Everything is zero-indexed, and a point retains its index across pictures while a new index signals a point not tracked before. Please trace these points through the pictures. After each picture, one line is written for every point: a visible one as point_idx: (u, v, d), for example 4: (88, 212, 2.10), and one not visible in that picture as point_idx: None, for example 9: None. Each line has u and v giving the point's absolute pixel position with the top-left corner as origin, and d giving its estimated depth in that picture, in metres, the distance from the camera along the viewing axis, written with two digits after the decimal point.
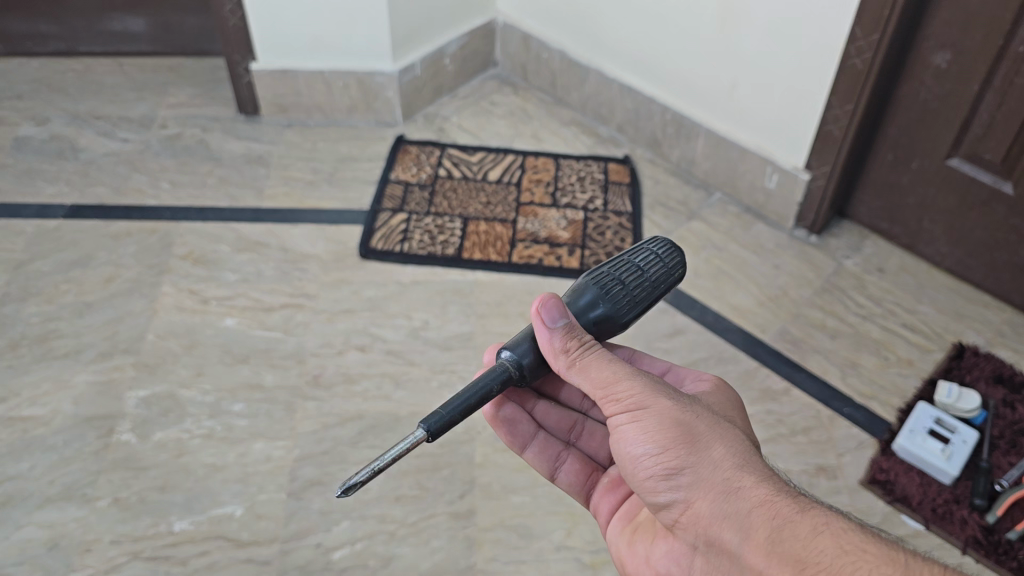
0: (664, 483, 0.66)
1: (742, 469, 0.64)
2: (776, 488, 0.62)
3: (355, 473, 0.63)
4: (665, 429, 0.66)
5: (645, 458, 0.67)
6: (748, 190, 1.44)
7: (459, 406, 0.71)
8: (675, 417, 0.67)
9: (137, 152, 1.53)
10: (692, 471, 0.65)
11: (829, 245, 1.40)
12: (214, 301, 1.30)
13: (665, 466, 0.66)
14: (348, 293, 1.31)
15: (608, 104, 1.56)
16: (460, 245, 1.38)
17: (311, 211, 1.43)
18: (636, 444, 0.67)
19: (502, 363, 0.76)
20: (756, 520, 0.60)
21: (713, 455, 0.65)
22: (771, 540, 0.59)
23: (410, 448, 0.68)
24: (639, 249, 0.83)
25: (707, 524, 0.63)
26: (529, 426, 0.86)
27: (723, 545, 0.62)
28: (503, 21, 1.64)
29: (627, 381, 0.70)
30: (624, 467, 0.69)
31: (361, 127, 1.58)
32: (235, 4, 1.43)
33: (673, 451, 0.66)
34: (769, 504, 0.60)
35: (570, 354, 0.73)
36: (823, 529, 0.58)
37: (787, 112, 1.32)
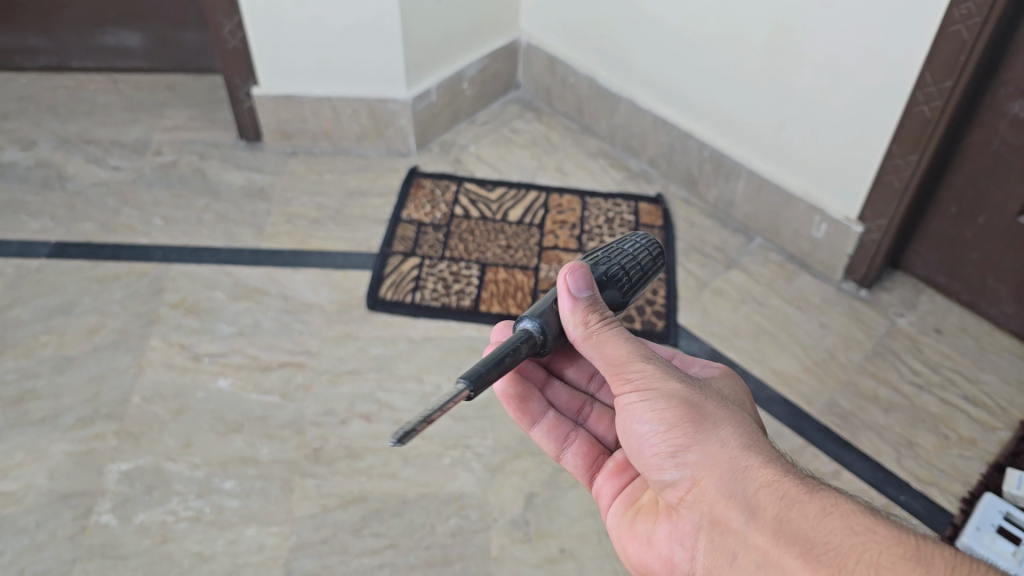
0: (671, 461, 0.66)
1: (750, 449, 0.63)
2: (783, 468, 0.61)
3: (413, 418, 0.54)
4: (675, 408, 0.66)
5: (654, 437, 0.67)
6: (792, 237, 1.31)
7: (495, 361, 0.64)
8: (684, 397, 0.66)
9: (128, 182, 1.42)
10: (699, 450, 0.64)
11: (879, 299, 1.28)
12: (206, 358, 1.19)
13: (673, 444, 0.65)
14: (353, 350, 1.20)
15: (640, 136, 1.43)
16: (477, 295, 1.26)
17: (315, 254, 1.32)
18: (644, 422, 0.67)
19: (528, 330, 0.71)
20: (763, 500, 0.59)
21: (721, 435, 0.64)
22: (779, 520, 0.58)
23: (454, 401, 0.60)
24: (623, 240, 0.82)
25: (712, 504, 0.62)
26: (540, 403, 0.83)
27: (728, 525, 0.61)
28: (527, 41, 1.51)
29: (639, 357, 0.68)
30: (631, 445, 0.69)
31: (370, 156, 1.46)
32: (235, 25, 1.31)
33: (681, 429, 0.65)
34: (775, 483, 0.60)
35: (589, 326, 0.71)
36: (832, 509, 0.56)
37: (840, 157, 1.19)
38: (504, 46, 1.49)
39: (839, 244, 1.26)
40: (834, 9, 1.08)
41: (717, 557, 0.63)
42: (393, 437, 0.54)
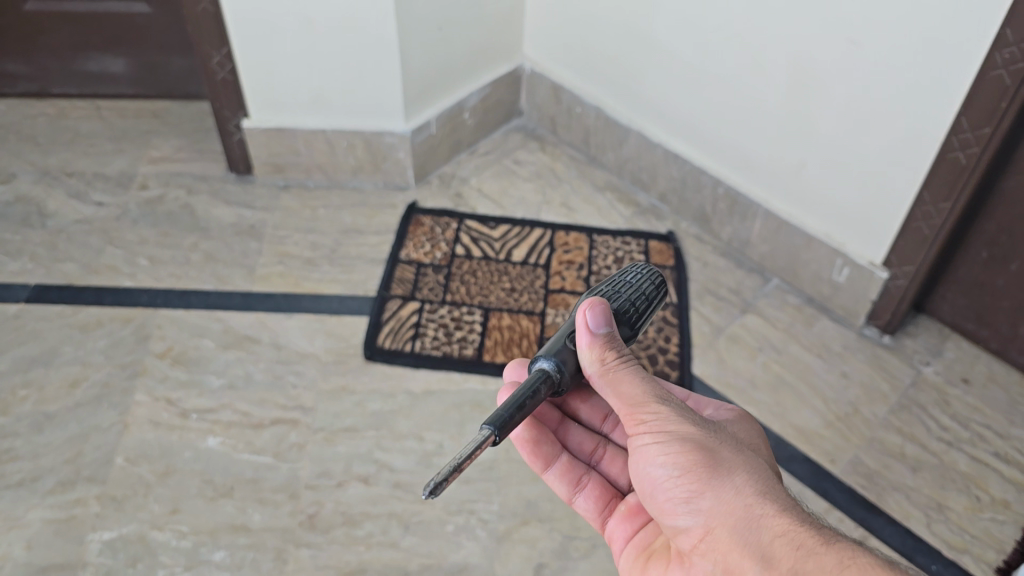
0: (685, 506, 0.66)
1: (765, 498, 0.63)
2: (799, 519, 0.61)
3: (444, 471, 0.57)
4: (689, 452, 0.66)
5: (667, 480, 0.67)
6: (811, 280, 1.25)
7: (517, 404, 0.65)
8: (699, 440, 0.66)
9: (112, 218, 1.35)
10: (714, 496, 0.64)
11: (903, 345, 1.22)
12: (194, 414, 1.12)
13: (687, 489, 0.65)
14: (350, 405, 1.13)
15: (650, 169, 1.37)
16: (480, 343, 1.20)
17: (310, 298, 1.25)
18: (658, 466, 0.67)
19: (545, 367, 0.71)
20: (779, 552, 0.60)
21: (736, 481, 0.64)
22: (796, 573, 0.58)
23: (481, 448, 0.62)
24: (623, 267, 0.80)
25: (727, 552, 0.62)
26: (553, 448, 0.81)
27: (743, 575, 0.61)
28: (531, 68, 1.44)
29: (652, 399, 0.68)
30: (644, 487, 0.69)
31: (367, 190, 1.39)
32: (224, 56, 1.24)
33: (695, 475, 0.65)
34: (791, 535, 0.60)
35: (605, 364, 0.70)
36: (850, 562, 0.56)
37: (865, 200, 1.13)
38: (506, 74, 1.43)
39: (862, 289, 1.20)
40: (865, 48, 1.01)
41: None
42: (425, 491, 0.56)
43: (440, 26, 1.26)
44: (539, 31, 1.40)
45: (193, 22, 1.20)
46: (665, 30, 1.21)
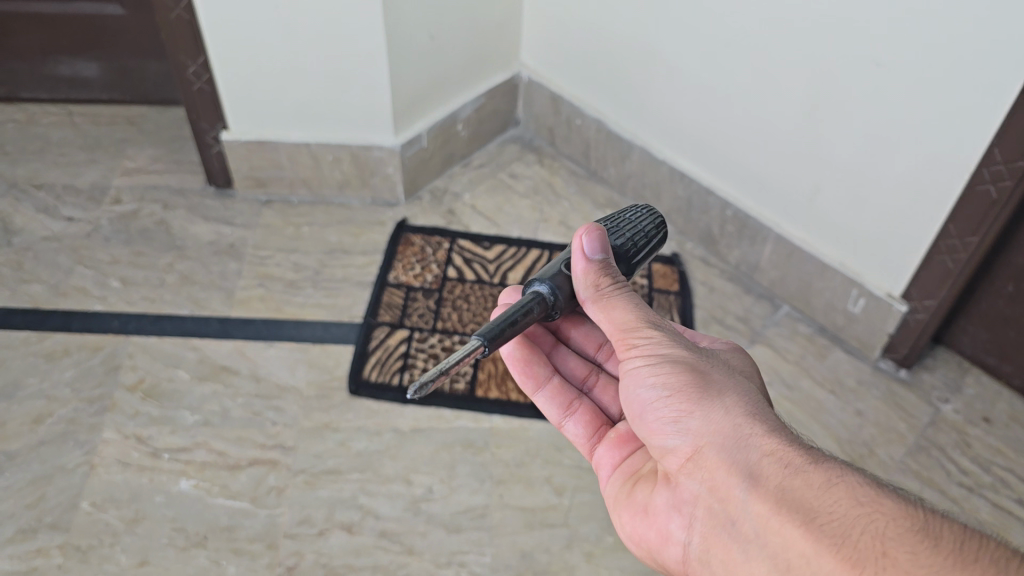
0: (673, 426, 0.66)
1: (755, 418, 0.64)
2: (787, 439, 0.62)
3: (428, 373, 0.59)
4: (680, 373, 0.67)
5: (655, 401, 0.67)
6: (824, 309, 1.18)
7: (507, 320, 0.68)
8: (690, 363, 0.68)
9: (83, 235, 1.27)
10: (703, 416, 0.65)
11: (920, 379, 1.16)
12: (166, 454, 1.05)
13: (676, 409, 0.66)
14: (333, 445, 1.06)
15: (654, 187, 1.29)
16: (473, 377, 1.13)
17: (292, 325, 1.18)
18: (647, 387, 0.68)
19: (536, 292, 0.74)
20: (768, 469, 0.60)
21: (725, 402, 0.65)
22: (784, 490, 0.59)
23: (468, 357, 0.65)
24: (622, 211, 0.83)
25: (715, 470, 0.63)
26: (545, 369, 0.83)
27: (729, 493, 0.62)
28: (528, 76, 1.37)
29: (644, 324, 0.70)
30: (632, 411, 0.70)
31: (354, 207, 1.32)
32: (201, 66, 1.16)
33: (685, 395, 0.66)
34: (779, 454, 0.61)
35: (600, 290, 0.72)
36: (837, 481, 0.58)
37: (882, 230, 1.06)
38: (502, 82, 1.35)
39: (879, 322, 1.13)
40: (890, 71, 0.93)
41: (716, 525, 0.63)
42: (410, 391, 0.59)
43: (432, 34, 1.18)
44: (538, 38, 1.32)
45: (166, 31, 1.12)
46: (673, 44, 1.13)
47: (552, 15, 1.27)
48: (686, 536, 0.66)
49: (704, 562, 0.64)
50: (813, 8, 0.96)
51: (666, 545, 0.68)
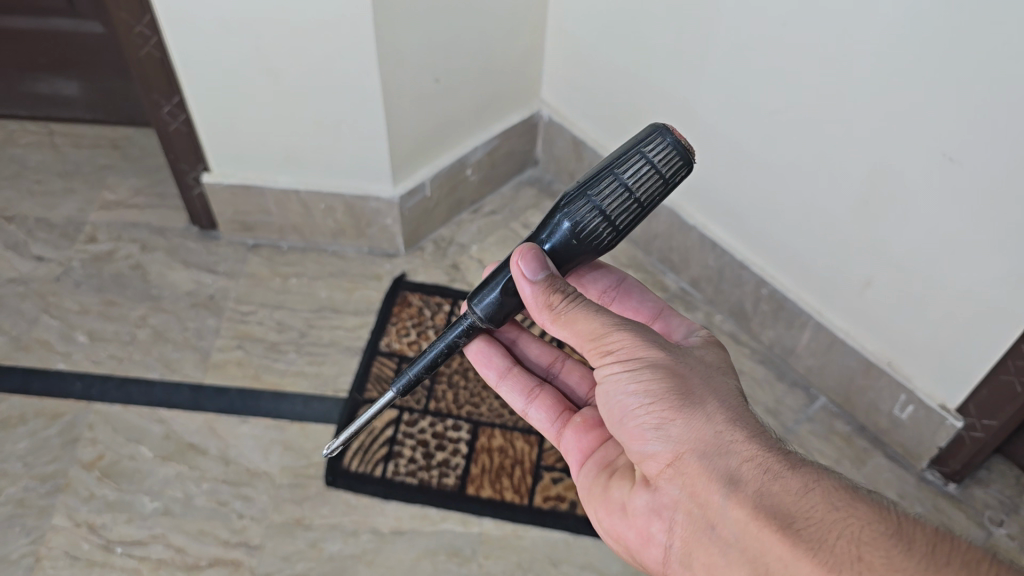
0: (653, 431, 0.61)
1: (736, 424, 0.60)
2: (767, 444, 0.59)
3: (335, 440, 0.77)
4: (661, 378, 0.62)
5: (634, 405, 0.63)
6: (866, 408, 1.04)
7: (425, 363, 0.75)
8: (670, 366, 0.63)
9: (52, 279, 1.17)
10: (683, 422, 0.60)
11: (971, 495, 1.00)
12: (119, 548, 0.94)
13: (656, 415, 0.61)
14: (303, 546, 0.94)
15: (682, 252, 1.17)
16: (464, 471, 1.00)
17: (270, 396, 1.06)
18: (626, 392, 0.63)
19: (470, 319, 0.73)
20: (748, 474, 0.57)
21: (708, 409, 0.61)
22: (762, 495, 0.55)
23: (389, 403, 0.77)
24: (633, 151, 0.65)
25: (694, 477, 0.59)
26: (505, 359, 0.81)
27: (706, 500, 0.58)
28: (549, 116, 1.25)
29: (618, 328, 0.65)
30: (609, 414, 0.65)
31: (348, 256, 1.21)
32: (175, 106, 1.04)
33: (666, 401, 0.61)
34: (759, 459, 0.57)
35: (554, 310, 0.66)
36: (814, 486, 0.55)
37: (941, 336, 0.90)
38: (520, 123, 1.24)
39: (929, 432, 0.97)
40: (965, 168, 0.77)
41: (695, 532, 0.59)
42: (324, 452, 0.78)
43: (436, 77, 1.05)
44: (562, 77, 1.20)
45: (137, 68, 1.01)
46: (713, 103, 0.98)
47: (577, 54, 1.14)
48: (667, 540, 0.62)
49: (684, 567, 0.61)
50: (882, 87, 0.80)
51: (648, 545, 0.64)
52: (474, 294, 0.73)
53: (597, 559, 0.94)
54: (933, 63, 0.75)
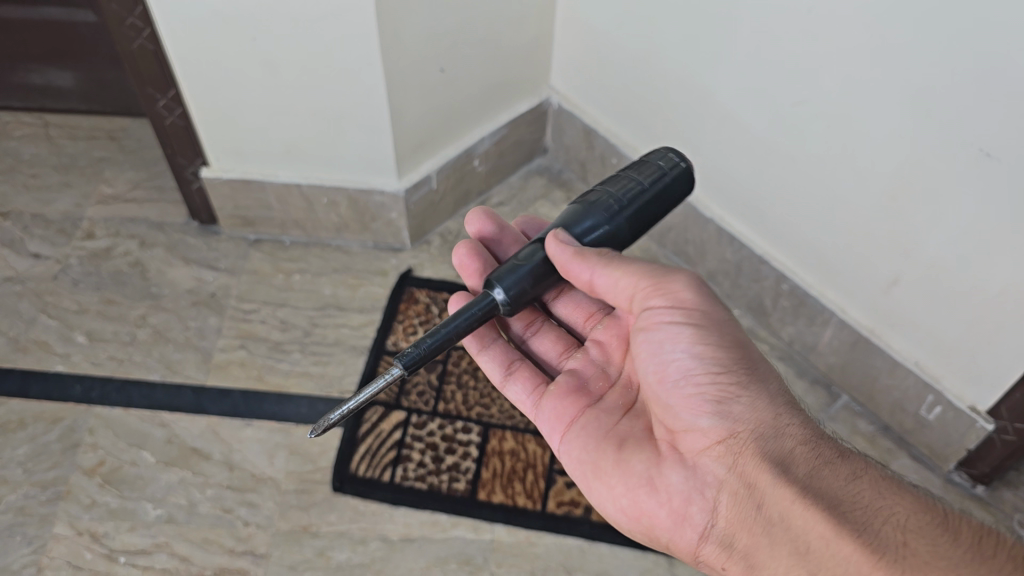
0: (712, 405, 0.62)
1: (792, 408, 0.63)
2: (817, 432, 0.62)
3: (331, 417, 0.63)
4: (726, 347, 0.65)
5: (696, 370, 0.64)
6: (890, 408, 1.01)
7: (438, 340, 0.67)
8: (734, 338, 0.65)
9: (49, 278, 1.14)
10: (746, 400, 0.62)
11: (1000, 498, 0.97)
12: (123, 557, 0.91)
13: (720, 388, 0.63)
14: (310, 554, 0.92)
15: (697, 244, 1.14)
16: (475, 474, 0.97)
17: (274, 398, 1.04)
18: (688, 355, 0.65)
19: (494, 301, 0.70)
20: (800, 458, 0.60)
21: (770, 389, 0.63)
22: (813, 479, 0.59)
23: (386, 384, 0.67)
24: (674, 202, 0.75)
25: (748, 455, 0.60)
26: (491, 334, 0.82)
27: (756, 479, 0.59)
28: (558, 103, 1.21)
29: (676, 288, 0.67)
30: (659, 377, 0.66)
31: (353, 251, 1.18)
32: (171, 99, 1.01)
33: (732, 375, 0.63)
34: (813, 443, 0.61)
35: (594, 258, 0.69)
36: (862, 475, 0.59)
37: (972, 336, 0.86)
38: (528, 111, 1.20)
39: (957, 434, 0.94)
40: (1003, 164, 0.73)
41: (741, 512, 0.60)
42: (313, 433, 0.63)
43: (441, 67, 1.01)
44: (571, 63, 1.15)
45: (129, 61, 0.97)
46: (732, 93, 0.94)
47: (588, 40, 1.10)
48: (708, 520, 0.61)
49: (722, 547, 0.61)
50: (909, 75, 0.76)
51: (681, 526, 0.63)
52: (505, 277, 0.70)
53: (612, 566, 0.92)
54: (973, 53, 0.70)
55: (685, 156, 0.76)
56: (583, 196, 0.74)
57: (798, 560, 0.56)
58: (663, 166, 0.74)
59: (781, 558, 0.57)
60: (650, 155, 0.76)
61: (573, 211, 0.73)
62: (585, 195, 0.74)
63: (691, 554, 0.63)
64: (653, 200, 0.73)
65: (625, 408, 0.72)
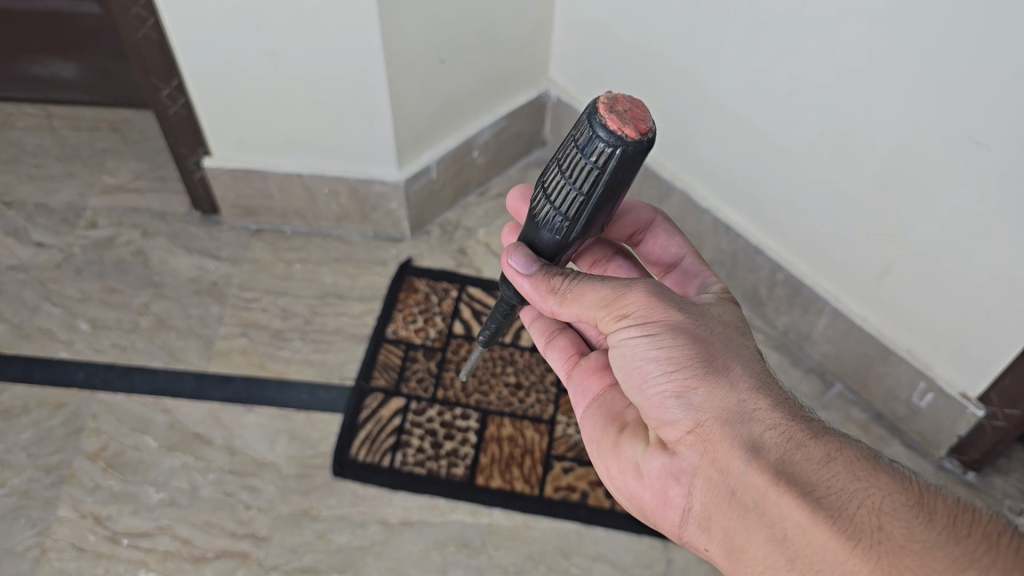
0: (673, 399, 0.61)
1: (761, 392, 0.60)
2: (792, 413, 0.59)
3: (461, 369, 0.84)
4: (683, 345, 0.61)
5: (654, 372, 0.62)
6: (883, 396, 1.02)
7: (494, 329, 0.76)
8: (692, 332, 0.62)
9: (52, 266, 1.15)
10: (707, 391, 0.60)
11: (990, 484, 0.99)
12: (126, 540, 0.92)
13: (679, 382, 0.60)
14: (310, 538, 0.93)
15: (694, 235, 1.15)
16: (473, 460, 0.99)
17: (275, 384, 1.05)
18: (645, 358, 0.62)
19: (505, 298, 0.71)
20: (772, 444, 0.57)
21: (732, 377, 0.60)
22: (786, 464, 0.56)
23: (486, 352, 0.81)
24: (632, 176, 0.56)
25: (717, 445, 0.58)
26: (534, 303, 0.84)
27: (728, 466, 0.58)
28: (556, 95, 1.23)
29: (634, 289, 0.63)
30: (626, 380, 0.64)
31: (353, 241, 1.20)
32: (174, 88, 1.02)
33: (689, 370, 0.60)
34: (783, 428, 0.57)
35: (557, 292, 0.64)
36: (837, 456, 0.56)
37: (965, 324, 0.87)
38: (527, 103, 1.22)
39: (948, 421, 0.96)
40: (992, 153, 0.74)
41: (715, 497, 0.59)
42: (461, 374, 0.85)
43: (441, 58, 1.02)
44: (570, 56, 1.17)
45: (133, 50, 0.98)
46: (727, 85, 0.95)
47: (585, 32, 1.11)
48: (685, 504, 0.61)
49: (703, 530, 0.61)
50: (906, 67, 0.77)
51: (665, 508, 0.63)
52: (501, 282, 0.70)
53: (609, 550, 0.93)
54: (965, 45, 0.71)
55: (623, 138, 0.52)
56: (539, 204, 0.62)
57: (776, 546, 0.55)
58: (590, 167, 0.55)
59: (758, 543, 0.56)
60: (579, 145, 0.55)
61: (535, 222, 0.63)
62: (540, 205, 0.61)
63: (677, 535, 0.64)
64: (605, 202, 0.57)
65: None
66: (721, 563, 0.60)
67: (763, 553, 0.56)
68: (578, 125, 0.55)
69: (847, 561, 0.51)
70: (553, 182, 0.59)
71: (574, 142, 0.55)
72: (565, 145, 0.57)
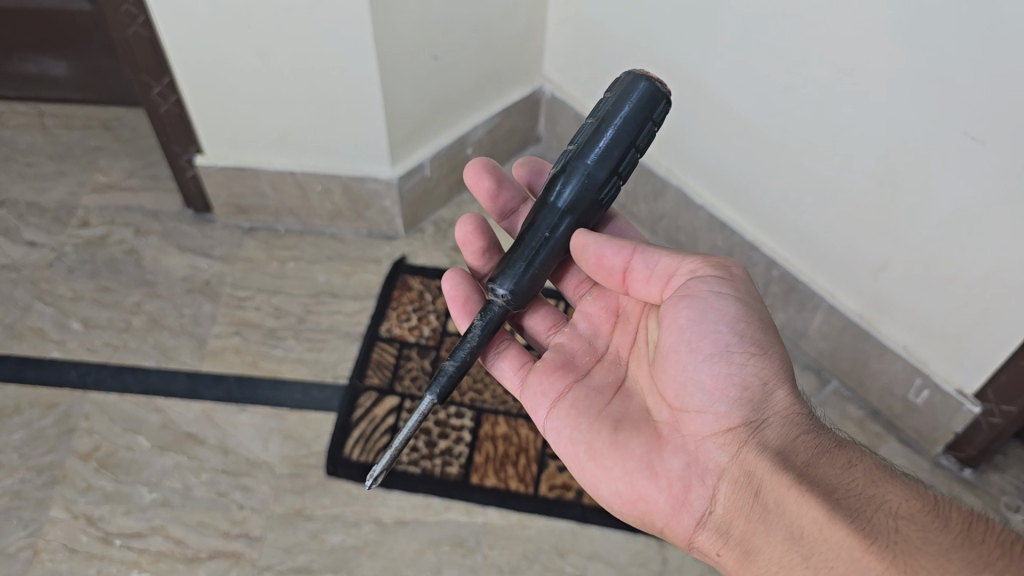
0: (736, 388, 0.62)
1: (799, 398, 0.63)
2: (817, 421, 0.62)
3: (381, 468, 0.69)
4: (765, 331, 0.64)
5: (731, 347, 0.63)
6: (879, 393, 1.02)
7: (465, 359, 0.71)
8: (770, 323, 0.65)
9: (45, 265, 1.14)
10: (772, 385, 0.62)
11: (987, 481, 0.99)
12: (118, 540, 0.92)
13: (752, 369, 0.62)
14: (304, 538, 0.92)
15: (688, 232, 1.15)
16: (468, 459, 0.98)
17: (268, 383, 1.04)
18: (729, 330, 0.63)
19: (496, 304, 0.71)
20: (800, 449, 0.60)
21: (791, 377, 0.63)
22: (812, 467, 0.59)
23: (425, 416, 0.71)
24: None
25: (757, 444, 0.61)
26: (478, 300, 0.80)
27: (759, 466, 0.60)
28: (550, 92, 1.23)
29: (719, 266, 0.67)
30: (687, 353, 0.64)
31: (347, 239, 1.19)
32: (166, 86, 1.01)
33: (764, 359, 0.63)
34: (813, 434, 0.61)
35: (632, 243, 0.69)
36: (857, 463, 0.60)
37: (961, 322, 0.87)
38: (521, 99, 1.21)
39: (945, 418, 0.95)
40: (989, 151, 0.74)
41: (739, 499, 0.61)
42: (368, 483, 0.68)
43: (434, 55, 1.02)
44: (563, 53, 1.16)
45: (124, 48, 0.97)
46: (722, 81, 0.95)
47: (579, 29, 1.11)
48: (706, 507, 0.62)
49: (719, 534, 0.62)
50: (902, 62, 0.76)
51: (679, 512, 0.63)
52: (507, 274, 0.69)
53: (604, 549, 0.93)
54: (963, 41, 0.71)
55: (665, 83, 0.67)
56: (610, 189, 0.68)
57: (793, 545, 0.57)
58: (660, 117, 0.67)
59: (777, 543, 0.58)
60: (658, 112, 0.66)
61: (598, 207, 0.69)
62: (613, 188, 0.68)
63: (686, 539, 0.64)
64: None
65: (614, 389, 0.73)
66: (732, 567, 0.61)
67: (778, 553, 0.58)
68: (637, 108, 0.64)
69: (864, 557, 0.54)
70: (626, 164, 0.67)
71: (654, 117, 0.66)
72: (634, 131, 0.65)
